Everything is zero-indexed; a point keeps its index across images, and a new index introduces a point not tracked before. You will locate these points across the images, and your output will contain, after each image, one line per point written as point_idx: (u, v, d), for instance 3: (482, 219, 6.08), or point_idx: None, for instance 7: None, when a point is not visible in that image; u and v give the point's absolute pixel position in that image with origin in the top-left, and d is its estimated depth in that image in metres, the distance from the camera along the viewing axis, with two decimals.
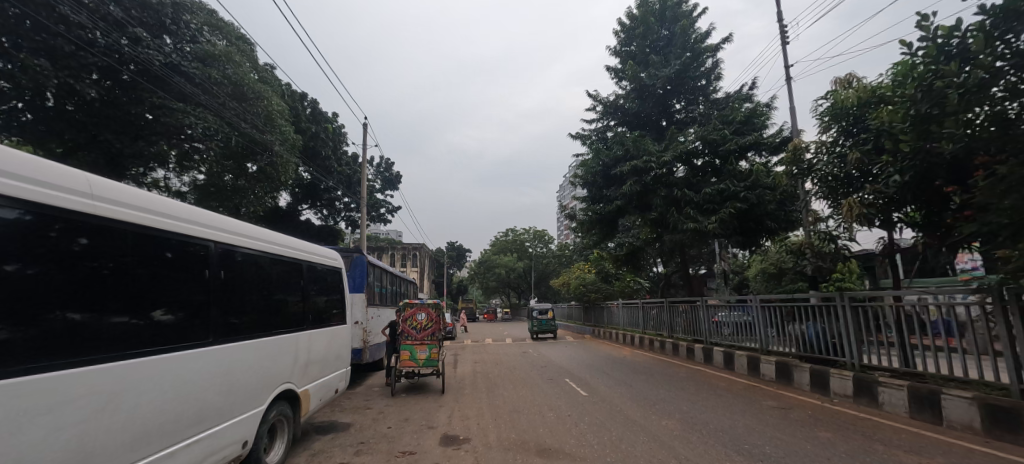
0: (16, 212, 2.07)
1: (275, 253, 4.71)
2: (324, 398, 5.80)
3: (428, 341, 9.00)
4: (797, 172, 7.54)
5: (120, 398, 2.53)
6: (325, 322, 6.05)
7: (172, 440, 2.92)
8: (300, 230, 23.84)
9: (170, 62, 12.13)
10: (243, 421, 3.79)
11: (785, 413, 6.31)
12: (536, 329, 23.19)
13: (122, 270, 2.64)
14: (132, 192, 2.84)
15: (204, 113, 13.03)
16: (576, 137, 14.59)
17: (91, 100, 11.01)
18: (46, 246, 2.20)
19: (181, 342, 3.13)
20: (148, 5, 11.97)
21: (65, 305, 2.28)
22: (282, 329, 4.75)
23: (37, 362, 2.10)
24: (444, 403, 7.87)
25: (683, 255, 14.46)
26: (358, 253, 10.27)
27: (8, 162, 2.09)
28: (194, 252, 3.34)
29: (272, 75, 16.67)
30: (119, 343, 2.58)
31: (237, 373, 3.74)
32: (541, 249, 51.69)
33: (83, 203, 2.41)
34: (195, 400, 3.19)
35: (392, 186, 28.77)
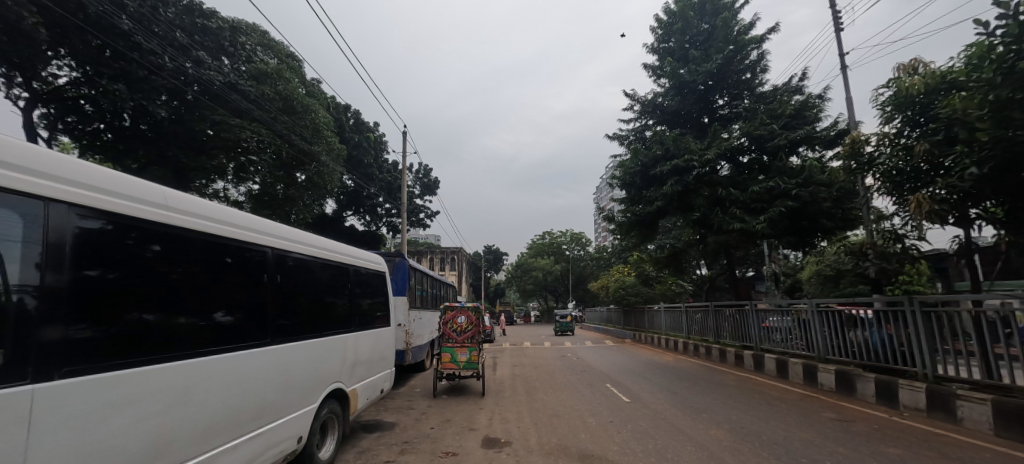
0: (100, 222, 2.27)
1: (325, 258, 4.93)
2: (370, 397, 5.99)
3: (468, 344, 9.10)
4: (855, 166, 7.07)
5: (190, 393, 2.72)
6: (370, 324, 6.24)
7: (235, 434, 3.11)
8: (344, 235, 24.82)
9: (228, 81, 13.01)
10: (298, 419, 4.00)
11: (846, 426, 5.91)
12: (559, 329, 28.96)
13: (190, 274, 2.85)
14: (198, 202, 3.05)
15: (259, 128, 13.90)
16: (614, 138, 14.31)
17: (161, 119, 11.96)
18: (124, 252, 2.38)
19: (242, 342, 3.33)
20: (209, 30, 12.94)
21: (142, 308, 2.48)
22: (332, 330, 4.97)
23: (118, 360, 2.28)
24: (484, 405, 7.92)
25: (729, 256, 13.86)
26: (399, 256, 10.63)
27: (89, 176, 2.28)
28: (252, 257, 3.55)
29: (318, 89, 17.52)
30: (190, 343, 2.80)
31: (291, 372, 3.95)
32: (579, 252, 50.95)
33: (157, 213, 2.62)
34: (255, 396, 3.39)
35: (431, 192, 29.45)
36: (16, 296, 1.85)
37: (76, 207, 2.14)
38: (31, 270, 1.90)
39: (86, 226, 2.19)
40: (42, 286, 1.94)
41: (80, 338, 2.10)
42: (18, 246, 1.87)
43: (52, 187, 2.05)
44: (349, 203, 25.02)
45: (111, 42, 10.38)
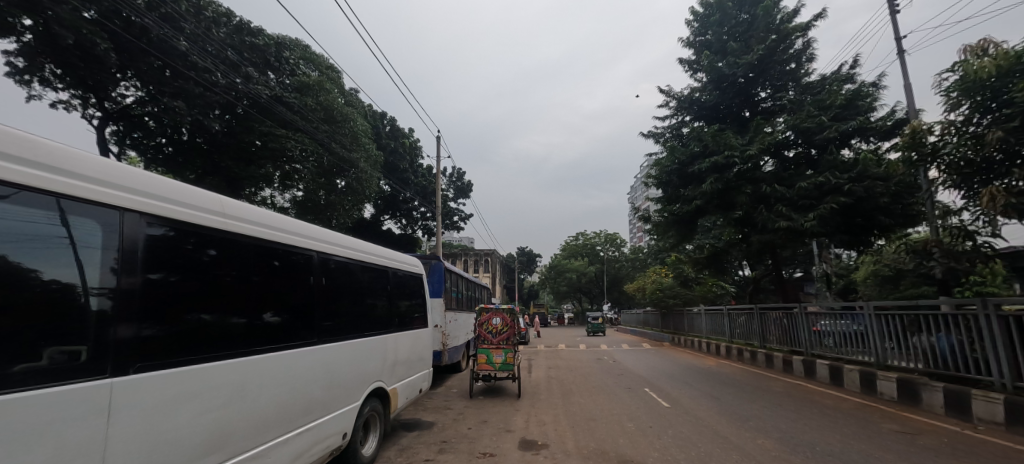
0: (164, 229, 2.42)
1: (365, 261, 5.09)
2: (409, 396, 6.13)
3: (503, 346, 9.14)
4: (916, 158, 6.58)
5: (247, 388, 2.89)
6: (408, 325, 6.37)
7: (285, 429, 3.26)
8: (381, 238, 25.56)
9: (275, 94, 13.65)
10: (343, 415, 4.15)
11: (911, 439, 5.50)
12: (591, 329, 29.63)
13: (242, 276, 3.02)
14: (249, 208, 3.21)
15: (303, 137, 14.43)
16: (648, 136, 13.98)
17: (216, 133, 13.01)
18: (185, 257, 2.54)
19: (290, 341, 3.48)
20: (257, 47, 13.62)
21: (200, 309, 2.63)
22: (373, 331, 5.12)
23: (183, 357, 2.45)
24: (521, 407, 7.91)
25: (774, 256, 13.24)
26: (435, 259, 10.83)
27: (154, 185, 2.44)
28: (298, 260, 3.71)
29: (356, 98, 18.13)
30: (244, 341, 2.96)
31: (337, 370, 4.11)
32: (614, 253, 50.15)
33: (213, 220, 2.78)
34: (304, 393, 3.55)
35: (465, 195, 29.84)
36: (95, 298, 2.01)
37: (144, 214, 2.30)
38: (107, 274, 2.06)
39: (152, 232, 2.34)
40: (116, 288, 2.10)
41: (148, 336, 2.25)
42: (97, 252, 2.04)
43: (123, 196, 2.21)
44: (386, 208, 25.76)
45: (171, 62, 11.15)
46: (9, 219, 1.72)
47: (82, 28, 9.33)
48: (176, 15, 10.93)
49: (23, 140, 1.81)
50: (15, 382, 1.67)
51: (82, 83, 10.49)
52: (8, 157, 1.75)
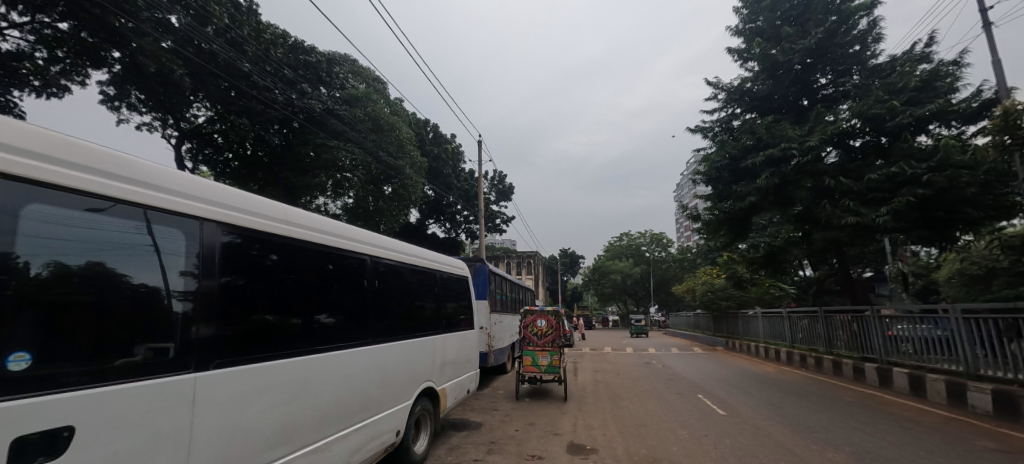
0: (233, 236, 2.58)
1: (413, 263, 5.21)
2: (458, 397, 6.25)
3: (549, 348, 9.10)
4: (1010, 142, 5.89)
5: (309, 385, 3.06)
6: (455, 327, 6.46)
7: (344, 424, 3.43)
8: (427, 242, 26.25)
9: (327, 108, 14.46)
10: (395, 413, 4.29)
11: (1010, 458, 4.92)
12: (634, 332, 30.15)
13: (303, 280, 3.20)
14: (307, 215, 3.36)
15: (354, 147, 15.12)
16: (696, 130, 13.43)
17: (275, 146, 14.06)
18: (251, 262, 2.70)
19: (347, 341, 3.66)
20: (309, 63, 14.46)
21: (264, 310, 2.79)
22: (422, 332, 5.25)
23: (253, 355, 2.62)
24: (568, 410, 7.84)
25: (839, 255, 12.32)
26: (480, 261, 10.93)
27: (224, 196, 2.61)
28: (352, 264, 3.87)
29: (401, 106, 18.74)
30: (307, 340, 3.15)
31: (389, 370, 4.26)
32: (661, 253, 48.57)
33: (274, 226, 2.93)
34: (360, 391, 3.71)
35: (507, 198, 30.04)
36: (178, 302, 2.18)
37: (220, 224, 2.49)
38: (186, 278, 2.23)
39: (223, 240, 2.50)
40: (195, 292, 2.27)
41: (223, 336, 2.42)
42: (180, 259, 2.22)
43: (197, 206, 2.37)
44: (430, 212, 26.43)
45: (236, 83, 12.09)
46: (103, 230, 1.89)
47: (161, 57, 10.28)
48: (240, 39, 11.76)
49: (115, 159, 1.98)
50: (115, 375, 1.86)
51: (161, 106, 11.55)
52: (107, 175, 1.95)
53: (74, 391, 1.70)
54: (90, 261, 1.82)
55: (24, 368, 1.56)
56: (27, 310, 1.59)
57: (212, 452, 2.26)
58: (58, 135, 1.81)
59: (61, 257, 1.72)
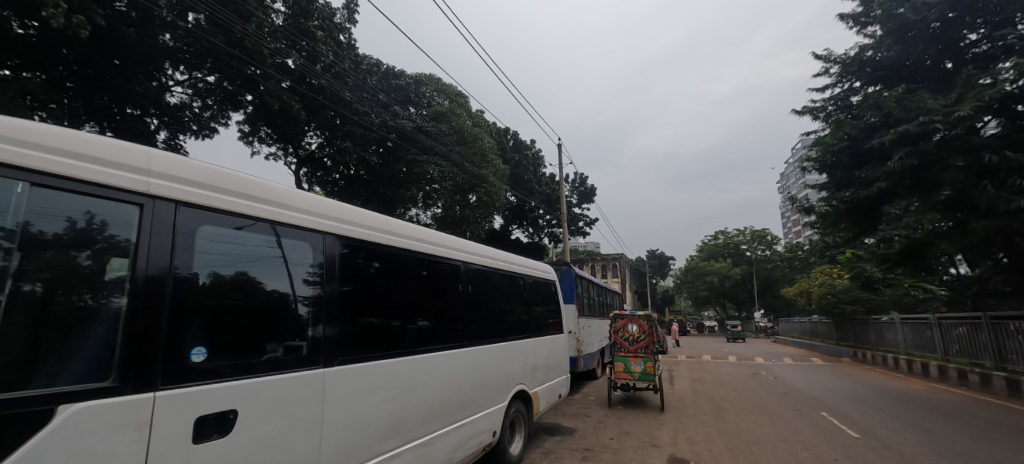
0: (342, 246, 2.83)
1: (502, 268, 5.31)
2: (549, 401, 6.30)
3: (642, 354, 8.73)
4: None
5: (414, 383, 3.30)
6: (545, 331, 6.49)
7: (445, 422, 3.64)
8: (511, 247, 26.77)
9: (417, 126, 15.73)
10: (490, 415, 4.43)
11: None
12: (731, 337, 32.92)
13: (407, 286, 3.45)
14: (404, 225, 3.58)
15: (442, 161, 15.89)
16: (804, 111, 12.06)
17: (374, 164, 15.43)
18: (357, 269, 2.94)
19: (446, 342, 3.87)
20: (400, 88, 16.13)
21: (371, 313, 3.02)
22: (514, 335, 5.35)
23: (365, 354, 2.88)
24: (666, 421, 7.45)
25: (1007, 248, 10.13)
26: (566, 265, 10.86)
27: (335, 209, 2.87)
28: (448, 269, 4.08)
29: (482, 117, 19.41)
30: (411, 341, 3.40)
31: (484, 372, 4.40)
32: (765, 252, 43.97)
33: (376, 236, 3.16)
34: (458, 391, 3.89)
35: (589, 199, 29.55)
36: (301, 305, 2.46)
37: (335, 236, 2.78)
38: (309, 285, 2.53)
39: (335, 250, 2.76)
40: (315, 297, 2.56)
41: (337, 335, 2.66)
42: (303, 268, 2.51)
43: (314, 220, 2.64)
44: (514, 218, 26.92)
45: (340, 110, 13.54)
46: (246, 245, 2.20)
47: (282, 95, 11.67)
48: (343, 72, 13.10)
49: (250, 183, 2.30)
50: (262, 368, 2.18)
51: (283, 138, 13.43)
52: (248, 196, 2.27)
53: (237, 379, 2.04)
54: (238, 271, 2.14)
55: (201, 359, 1.91)
56: (200, 313, 1.93)
57: (338, 439, 2.55)
58: (212, 167, 2.15)
59: (218, 268, 2.04)
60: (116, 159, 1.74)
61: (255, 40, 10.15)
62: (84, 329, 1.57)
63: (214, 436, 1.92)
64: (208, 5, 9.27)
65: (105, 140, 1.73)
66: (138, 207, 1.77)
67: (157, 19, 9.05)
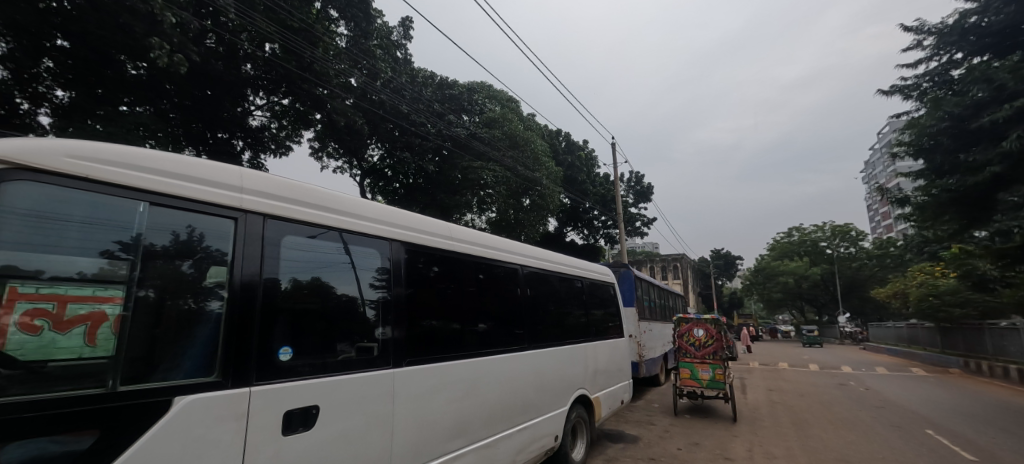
0: (404, 251, 2.92)
1: (561, 271, 5.24)
2: (611, 407, 6.17)
3: (710, 361, 8.27)
4: None
5: (478, 384, 3.37)
6: (606, 335, 6.35)
7: (508, 425, 3.69)
8: (566, 249, 26.55)
9: (471, 133, 16.10)
10: (551, 419, 4.41)
11: None
12: (807, 341, 32.24)
13: (468, 289, 3.52)
14: (463, 230, 3.63)
15: (496, 166, 16.07)
16: (893, 91, 10.91)
17: (431, 173, 15.98)
18: (418, 273, 3.03)
19: (508, 345, 3.91)
20: (454, 97, 16.60)
21: (433, 316, 3.09)
22: (574, 339, 5.27)
23: (430, 356, 2.96)
24: (739, 433, 7.02)
25: None
26: (624, 266, 10.60)
27: (397, 216, 2.97)
28: (508, 272, 4.11)
29: (534, 121, 19.47)
30: (474, 344, 3.47)
31: (544, 375, 4.38)
32: (848, 249, 40.04)
33: (436, 241, 3.24)
34: (519, 394, 3.91)
35: (646, 198, 28.63)
36: (369, 309, 2.58)
37: (397, 241, 2.87)
38: (377, 290, 2.67)
39: (398, 255, 2.86)
40: (380, 301, 2.67)
41: (401, 338, 2.76)
42: (369, 273, 2.63)
43: (378, 227, 2.75)
44: (568, 220, 26.69)
45: (399, 122, 14.22)
46: (321, 251, 2.35)
47: (347, 112, 12.35)
48: (401, 86, 13.71)
49: (321, 194, 2.44)
50: (339, 367, 2.32)
51: (348, 151, 14.32)
52: (319, 206, 2.40)
53: (317, 377, 2.18)
54: (314, 276, 2.29)
55: (287, 358, 2.07)
56: (285, 316, 2.09)
57: (408, 437, 2.66)
58: (288, 180, 2.30)
59: (297, 274, 2.20)
60: (208, 177, 1.92)
61: (322, 63, 10.93)
62: (190, 331, 1.76)
63: (300, 429, 2.07)
64: (281, 35, 10.12)
65: (204, 161, 1.94)
66: (232, 220, 1.96)
67: (239, 51, 10.06)
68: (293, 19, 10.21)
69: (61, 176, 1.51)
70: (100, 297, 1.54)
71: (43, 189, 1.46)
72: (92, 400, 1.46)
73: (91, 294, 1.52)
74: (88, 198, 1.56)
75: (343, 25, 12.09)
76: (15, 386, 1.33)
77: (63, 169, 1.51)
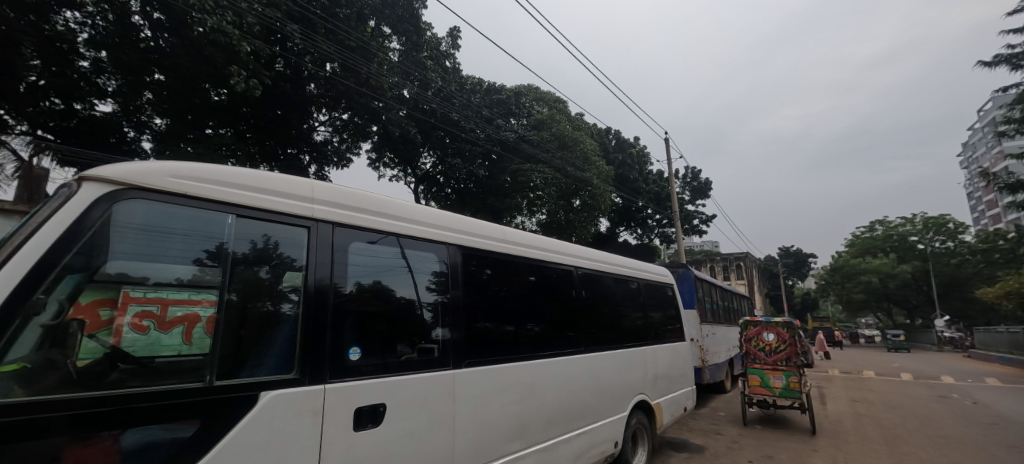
0: (457, 254, 2.95)
1: (616, 272, 5.11)
2: (674, 414, 5.93)
3: (782, 367, 7.71)
4: None
5: (535, 386, 3.37)
6: (666, 338, 6.12)
7: (565, 429, 3.65)
8: (619, 250, 25.92)
9: (520, 136, 16.20)
10: (610, 424, 4.31)
11: None
12: (892, 346, 29.87)
13: (523, 293, 3.51)
14: (514, 232, 3.62)
15: (546, 168, 16.00)
16: (999, 62, 9.67)
17: (481, 177, 16.27)
18: (471, 276, 3.04)
19: (564, 348, 3.86)
20: (502, 102, 16.81)
21: (487, 318, 3.09)
22: (631, 342, 5.11)
23: (486, 358, 2.98)
24: (818, 448, 6.47)
25: None
26: (683, 267, 10.22)
27: (450, 220, 3.01)
28: (561, 274, 4.06)
29: (583, 120, 19.23)
30: (530, 347, 3.45)
31: (602, 378, 4.29)
32: (943, 244, 35.78)
33: (489, 244, 3.26)
34: (577, 398, 3.86)
35: (703, 195, 27.33)
36: (426, 311, 2.64)
37: (450, 245, 2.91)
38: (435, 293, 2.74)
39: (452, 258, 2.90)
40: (436, 304, 2.72)
41: (457, 340, 2.79)
42: (425, 277, 2.70)
43: (431, 230, 2.81)
44: (621, 220, 26.05)
45: (450, 130, 14.66)
46: (381, 257, 2.45)
47: (401, 122, 12.85)
48: (451, 94, 14.10)
49: (379, 201, 2.53)
50: (402, 368, 2.40)
51: (403, 160, 14.93)
52: (378, 212, 2.49)
53: (383, 377, 2.28)
54: (376, 280, 2.39)
55: (356, 358, 2.18)
56: (351, 318, 2.20)
57: (469, 438, 2.72)
58: (349, 188, 2.40)
59: (361, 278, 2.31)
60: (278, 188, 2.05)
61: (378, 78, 11.46)
62: (271, 332, 1.89)
63: (369, 426, 2.16)
64: (341, 54, 10.77)
65: (278, 175, 2.09)
66: (305, 229, 2.10)
67: (304, 73, 10.81)
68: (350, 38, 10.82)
69: (162, 194, 1.68)
70: (194, 300, 1.70)
71: (149, 205, 1.64)
72: (192, 393, 1.62)
73: (187, 298, 1.69)
74: (183, 212, 1.72)
75: (395, 40, 12.62)
76: (132, 379, 1.50)
77: (163, 186, 1.68)
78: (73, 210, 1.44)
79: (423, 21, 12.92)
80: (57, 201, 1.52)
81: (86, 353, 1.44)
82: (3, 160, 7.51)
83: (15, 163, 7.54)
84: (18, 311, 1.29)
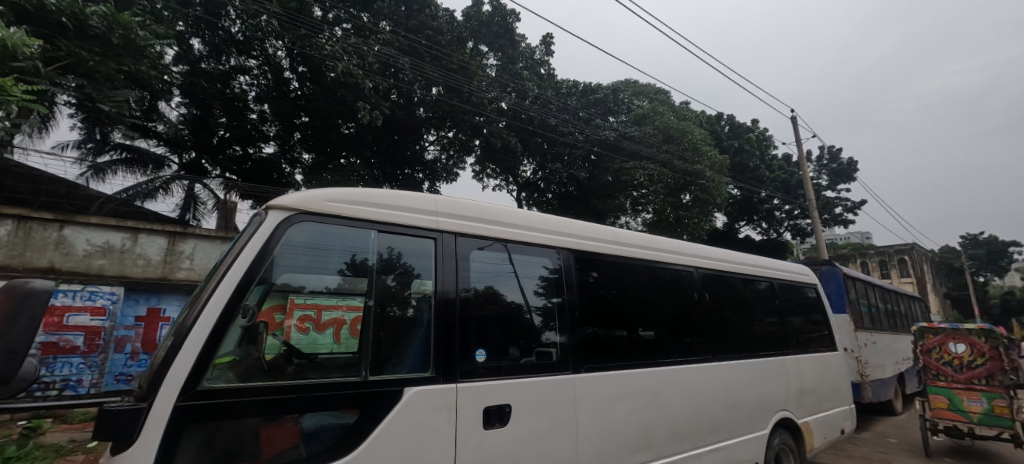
0: (565, 257, 2.93)
1: (742, 272, 4.61)
2: (827, 436, 5.14)
3: (980, 386, 6.21)
4: None
5: (660, 395, 3.19)
6: (811, 347, 5.34)
7: (696, 443, 3.39)
8: (742, 247, 23.44)
9: (621, 134, 15.72)
10: (747, 442, 3.89)
11: None
12: None
13: (636, 295, 3.36)
14: (625, 233, 3.48)
15: (652, 165, 14.94)
16: None
17: (583, 179, 16.11)
18: (581, 280, 2.99)
19: (688, 356, 3.59)
20: (601, 101, 16.50)
21: (598, 322, 3.00)
22: (768, 351, 4.55)
23: (603, 363, 2.90)
24: None
25: None
26: (827, 264, 8.85)
27: (557, 224, 3.00)
28: (677, 275, 3.78)
29: (689, 110, 17.97)
30: (649, 353, 3.27)
31: (735, 389, 3.90)
32: None
33: (597, 246, 3.17)
34: (707, 410, 3.56)
35: (845, 178, 23.48)
36: (535, 316, 2.66)
37: (557, 249, 2.90)
38: (546, 297, 2.76)
39: (560, 261, 2.89)
40: (544, 308, 2.73)
41: (570, 344, 2.76)
42: (533, 281, 2.73)
43: (538, 234, 2.83)
44: (741, 214, 23.60)
45: (549, 135, 14.89)
46: (494, 262, 2.54)
47: (500, 133, 12.98)
48: (548, 99, 14.24)
49: (490, 209, 2.63)
50: (522, 371, 2.46)
51: (506, 170, 15.47)
52: (490, 219, 2.59)
53: (506, 379, 2.35)
54: (489, 285, 2.47)
55: (481, 360, 2.29)
56: (474, 322, 2.33)
57: (593, 443, 2.68)
58: (463, 199, 2.54)
59: (478, 283, 2.42)
60: (405, 203, 2.25)
61: (479, 94, 12.06)
62: (408, 334, 2.08)
63: (498, 425, 2.26)
64: (446, 77, 11.61)
65: (407, 191, 2.30)
66: (431, 240, 2.28)
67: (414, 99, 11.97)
68: (453, 60, 11.61)
69: (321, 215, 1.96)
70: (339, 304, 1.96)
71: (312, 226, 1.93)
72: (353, 385, 1.86)
73: (336, 303, 1.96)
74: (336, 230, 1.99)
75: (492, 56, 13.27)
76: (310, 372, 1.80)
77: (321, 208, 1.96)
78: (263, 233, 1.77)
79: (518, 33, 13.40)
80: (252, 227, 1.87)
81: (270, 348, 1.76)
82: (206, 197, 9.57)
83: (214, 199, 9.56)
84: (229, 316, 1.61)
